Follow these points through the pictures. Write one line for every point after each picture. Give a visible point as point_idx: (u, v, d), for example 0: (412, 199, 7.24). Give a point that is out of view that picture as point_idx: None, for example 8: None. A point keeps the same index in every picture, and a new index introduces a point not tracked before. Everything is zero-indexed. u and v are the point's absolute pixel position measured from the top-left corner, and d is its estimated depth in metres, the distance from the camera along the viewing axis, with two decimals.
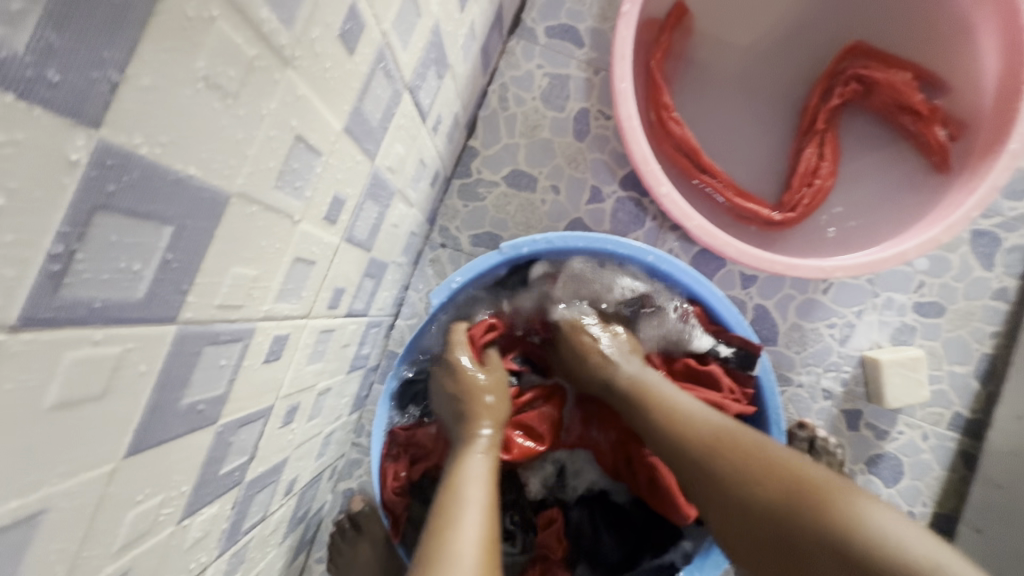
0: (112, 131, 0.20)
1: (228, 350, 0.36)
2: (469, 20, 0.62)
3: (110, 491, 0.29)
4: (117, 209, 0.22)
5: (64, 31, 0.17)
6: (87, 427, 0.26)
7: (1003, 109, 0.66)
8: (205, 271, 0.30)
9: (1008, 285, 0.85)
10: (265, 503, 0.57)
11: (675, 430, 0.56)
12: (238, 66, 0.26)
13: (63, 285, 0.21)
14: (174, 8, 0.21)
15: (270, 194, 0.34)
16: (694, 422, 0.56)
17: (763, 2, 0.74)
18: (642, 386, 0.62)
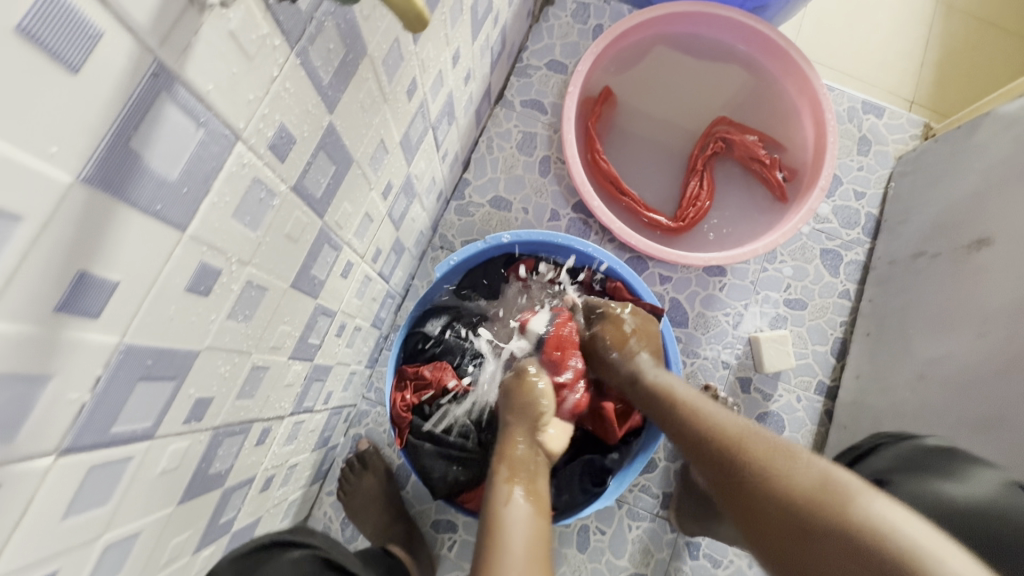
0: (333, 117, 0.51)
1: (331, 252, 0.65)
2: (469, 91, 0.97)
3: (280, 303, 0.56)
4: (325, 151, 0.52)
5: (335, 79, 0.48)
6: (287, 256, 0.54)
7: (816, 160, 1.03)
8: (336, 197, 0.59)
9: (849, 287, 1.18)
10: (315, 396, 0.81)
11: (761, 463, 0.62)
12: (370, 98, 0.57)
13: (305, 177, 0.50)
14: (360, 73, 0.52)
15: (365, 167, 0.64)
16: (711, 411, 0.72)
17: (663, 90, 1.12)
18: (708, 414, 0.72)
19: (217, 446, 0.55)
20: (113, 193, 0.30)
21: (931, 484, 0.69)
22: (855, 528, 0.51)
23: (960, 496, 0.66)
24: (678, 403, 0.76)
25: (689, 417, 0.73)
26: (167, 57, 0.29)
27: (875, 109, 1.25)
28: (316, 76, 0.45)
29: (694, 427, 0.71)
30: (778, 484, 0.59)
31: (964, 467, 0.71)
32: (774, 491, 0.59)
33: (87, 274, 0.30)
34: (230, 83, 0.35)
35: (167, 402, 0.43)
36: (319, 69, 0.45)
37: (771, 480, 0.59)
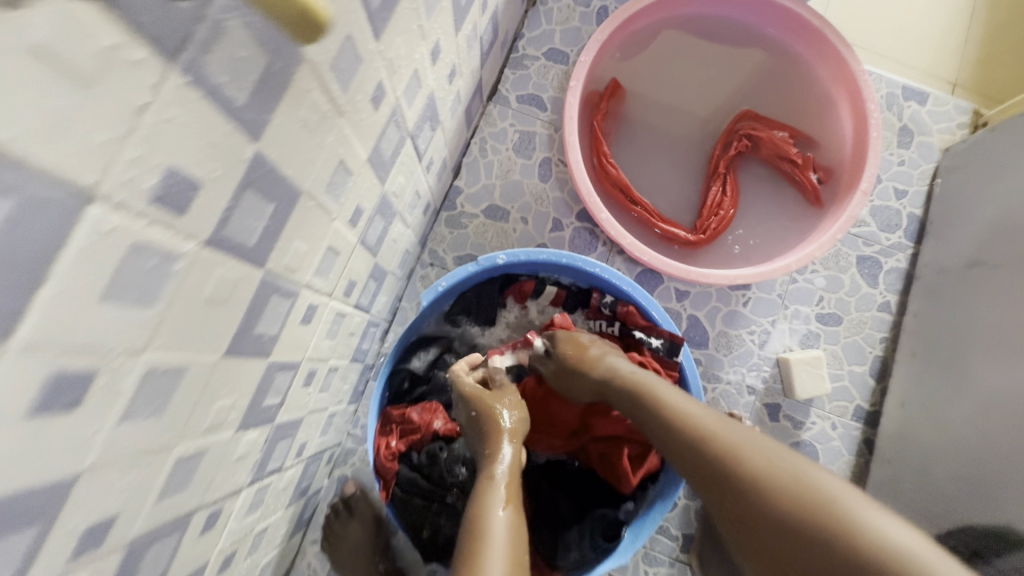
0: (262, 146, 0.39)
1: (283, 302, 0.53)
2: (456, 90, 0.84)
3: (211, 379, 0.45)
4: (255, 189, 0.40)
5: (256, 96, 0.36)
6: (214, 324, 0.42)
7: (856, 158, 0.89)
8: (282, 239, 0.47)
9: (890, 299, 1.05)
10: (283, 454, 0.70)
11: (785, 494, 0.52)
12: (318, 115, 0.45)
13: (226, 226, 0.38)
14: (298, 85, 0.40)
15: (321, 196, 0.52)
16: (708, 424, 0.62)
17: (677, 81, 0.98)
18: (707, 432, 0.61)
19: (139, 557, 0.44)
20: None
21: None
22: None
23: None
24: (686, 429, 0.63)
25: (700, 444, 0.60)
26: None
27: (917, 94, 1.11)
28: (222, 96, 0.33)
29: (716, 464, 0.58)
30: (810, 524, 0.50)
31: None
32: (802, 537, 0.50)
33: None
34: (53, 120, 0.23)
35: (34, 548, 0.32)
36: (227, 86, 0.33)
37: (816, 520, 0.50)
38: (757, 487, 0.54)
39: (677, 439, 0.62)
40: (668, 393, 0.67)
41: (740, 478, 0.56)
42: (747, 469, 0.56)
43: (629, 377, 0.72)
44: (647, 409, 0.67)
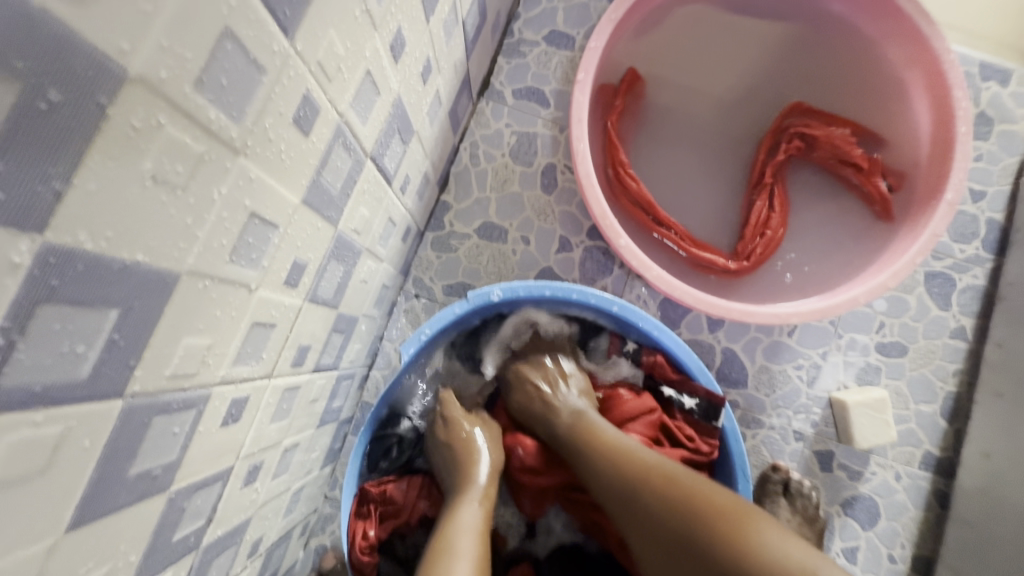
0: (56, 233, 0.23)
1: (181, 418, 0.37)
2: (433, 89, 0.67)
3: (50, 567, 0.30)
4: (62, 299, 0.24)
5: (9, 155, 0.20)
6: (27, 504, 0.27)
7: (937, 160, 0.70)
8: (155, 346, 0.32)
9: (966, 324, 0.87)
10: (227, 566, 0.56)
11: (726, 542, 0.47)
12: (187, 161, 0.28)
13: (4, 373, 0.23)
14: (120, 122, 0.24)
15: (225, 268, 0.36)
16: (652, 462, 0.56)
17: (708, 67, 0.80)
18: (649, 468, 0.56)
19: None
20: None
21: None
22: None
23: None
24: (633, 474, 0.56)
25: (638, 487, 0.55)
26: None
27: (998, 72, 0.91)
28: None
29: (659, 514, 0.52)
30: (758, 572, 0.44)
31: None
32: None
33: None
34: None
35: None
36: None
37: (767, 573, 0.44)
38: (701, 537, 0.48)
39: (617, 483, 0.57)
40: (610, 432, 0.63)
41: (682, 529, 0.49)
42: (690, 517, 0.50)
43: (588, 420, 0.66)
44: (582, 444, 0.63)
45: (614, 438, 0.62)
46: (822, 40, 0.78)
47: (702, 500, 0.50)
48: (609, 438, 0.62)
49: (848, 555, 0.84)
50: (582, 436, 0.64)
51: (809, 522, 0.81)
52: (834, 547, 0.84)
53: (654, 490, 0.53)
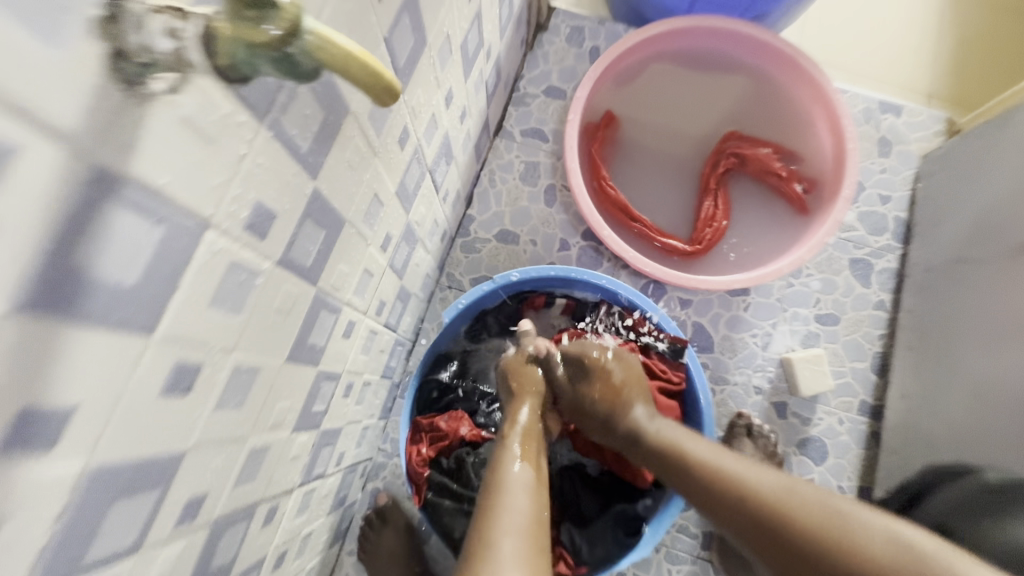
0: (319, 184, 0.48)
1: (330, 317, 0.61)
2: (466, 128, 0.94)
3: (276, 381, 0.53)
4: (313, 219, 0.49)
5: (317, 145, 0.45)
6: (281, 331, 0.50)
7: (836, 168, 0.97)
8: (330, 261, 0.56)
9: (884, 298, 1.10)
10: (326, 461, 0.78)
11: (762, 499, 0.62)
12: (358, 157, 0.54)
13: (293, 249, 0.47)
14: (344, 133, 0.49)
15: (360, 225, 0.61)
16: (697, 454, 0.70)
17: (667, 107, 1.08)
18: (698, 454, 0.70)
19: (217, 539, 0.51)
20: (59, 317, 0.26)
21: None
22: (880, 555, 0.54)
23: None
24: (688, 461, 0.70)
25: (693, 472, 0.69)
26: (107, 158, 0.26)
27: (892, 107, 1.19)
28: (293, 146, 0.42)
29: (756, 520, 0.62)
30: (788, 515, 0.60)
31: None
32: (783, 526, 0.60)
33: (35, 407, 0.27)
34: (193, 172, 0.32)
35: (151, 512, 0.39)
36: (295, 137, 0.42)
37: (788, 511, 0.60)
38: (747, 503, 0.63)
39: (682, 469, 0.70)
40: (681, 439, 0.73)
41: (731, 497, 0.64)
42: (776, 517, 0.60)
43: (669, 435, 0.74)
44: (667, 459, 0.72)
45: (688, 447, 0.72)
46: (750, 86, 1.07)
47: (737, 477, 0.65)
48: (680, 444, 0.72)
49: None
50: (668, 455, 0.72)
51: (769, 456, 1.00)
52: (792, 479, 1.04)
53: (745, 505, 0.63)
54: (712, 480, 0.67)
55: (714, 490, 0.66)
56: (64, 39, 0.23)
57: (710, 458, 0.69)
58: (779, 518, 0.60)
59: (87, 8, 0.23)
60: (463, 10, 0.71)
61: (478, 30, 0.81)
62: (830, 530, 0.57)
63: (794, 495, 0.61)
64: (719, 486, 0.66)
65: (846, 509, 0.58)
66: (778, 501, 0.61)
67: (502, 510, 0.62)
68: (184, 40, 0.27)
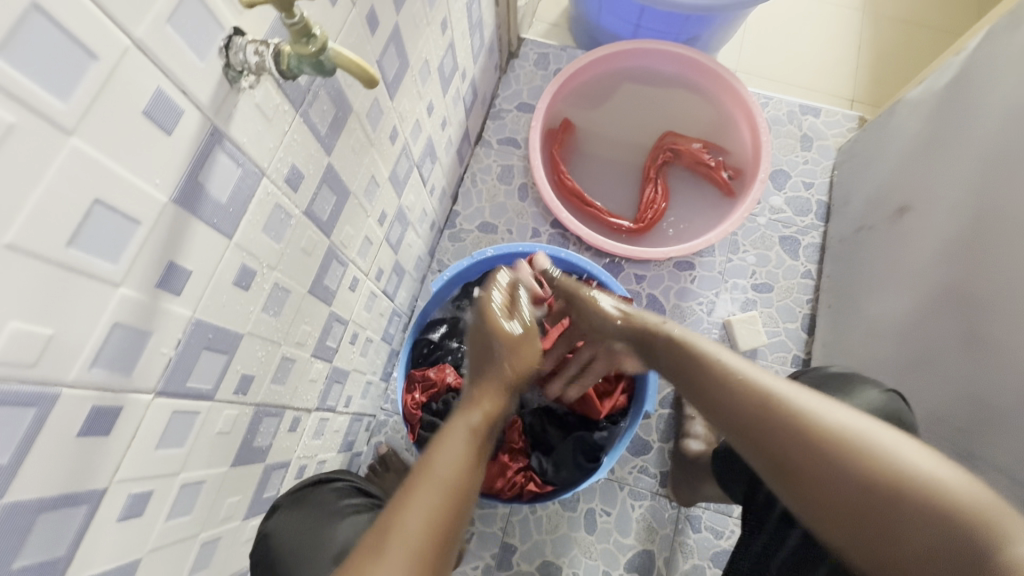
0: (333, 161, 0.69)
1: (340, 268, 0.81)
2: (447, 135, 1.16)
3: (301, 306, 0.72)
4: (328, 186, 0.70)
5: (331, 132, 0.66)
6: (305, 266, 0.70)
7: (756, 157, 1.19)
8: (339, 222, 0.77)
9: (810, 268, 1.29)
10: (336, 397, 0.96)
11: (780, 413, 0.59)
12: (359, 145, 0.75)
13: (314, 205, 0.68)
14: (349, 126, 0.71)
15: (362, 199, 0.82)
16: (738, 369, 0.65)
17: (616, 115, 1.31)
18: (728, 366, 0.66)
19: (258, 421, 0.70)
20: (190, 210, 0.46)
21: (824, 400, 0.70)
22: (893, 476, 0.52)
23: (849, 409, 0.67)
24: (691, 359, 0.71)
25: (712, 375, 0.66)
26: (219, 121, 0.47)
27: (812, 109, 1.40)
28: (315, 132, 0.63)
29: (741, 406, 0.62)
30: (790, 422, 0.58)
31: (853, 383, 0.72)
32: (785, 437, 0.57)
33: (174, 263, 0.46)
34: (257, 137, 0.53)
35: (222, 372, 0.58)
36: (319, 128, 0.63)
37: (839, 436, 0.55)
38: (766, 410, 0.60)
39: (693, 372, 0.69)
40: (703, 343, 0.72)
41: (738, 401, 0.62)
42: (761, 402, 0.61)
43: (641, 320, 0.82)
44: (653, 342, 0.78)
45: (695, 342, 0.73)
46: (685, 95, 1.29)
47: (757, 388, 0.62)
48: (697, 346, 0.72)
49: None
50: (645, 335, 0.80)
51: None
52: None
53: (737, 394, 0.63)
54: (706, 372, 0.67)
55: (704, 373, 0.67)
56: (208, 58, 0.43)
57: (737, 365, 0.65)
58: (761, 404, 0.60)
59: (218, 40, 0.44)
60: (438, 41, 0.93)
61: (453, 56, 1.03)
62: (811, 416, 0.57)
63: (778, 384, 0.61)
64: (728, 388, 0.64)
65: (825, 403, 0.58)
66: (761, 390, 0.61)
67: (416, 488, 0.52)
68: (263, 57, 0.46)
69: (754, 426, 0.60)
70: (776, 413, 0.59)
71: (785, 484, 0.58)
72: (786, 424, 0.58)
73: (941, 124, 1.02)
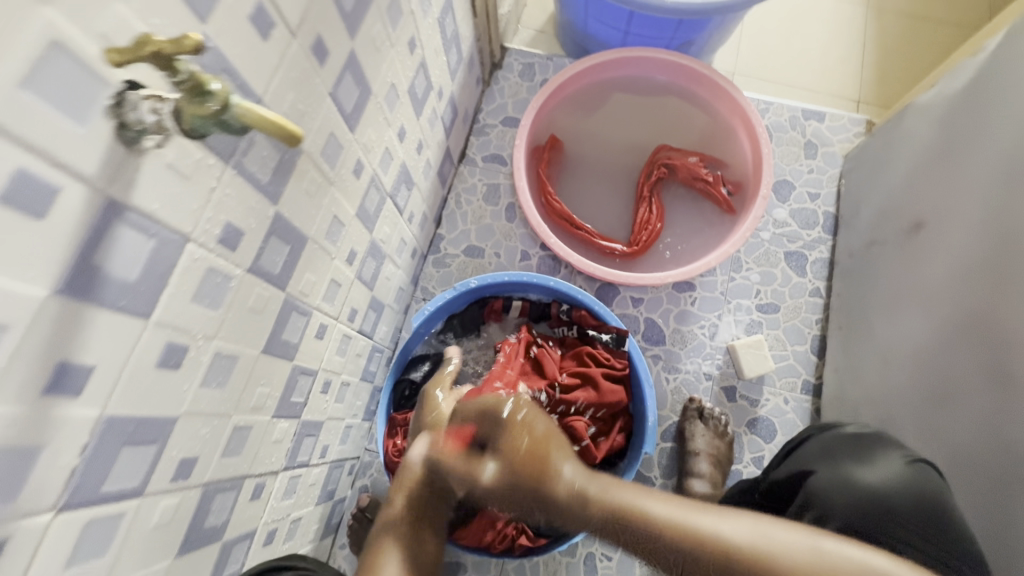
0: (281, 208, 0.61)
1: (302, 319, 0.74)
2: (425, 158, 1.08)
3: (255, 369, 0.65)
4: (277, 236, 0.62)
5: (277, 178, 0.59)
6: (256, 327, 0.63)
7: (756, 172, 1.11)
8: (297, 271, 0.69)
9: (819, 285, 1.21)
10: (309, 451, 0.89)
11: (743, 563, 0.49)
12: (315, 185, 0.68)
13: (261, 259, 0.60)
14: (301, 168, 0.63)
15: (323, 241, 0.74)
16: (660, 515, 0.52)
17: (606, 130, 1.24)
18: (658, 515, 0.52)
19: (209, 501, 0.63)
20: (82, 299, 0.39)
21: (848, 470, 0.67)
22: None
23: (877, 481, 0.65)
24: (615, 511, 0.53)
25: (641, 531, 0.52)
26: (115, 192, 0.39)
27: (816, 114, 1.32)
28: (255, 181, 0.55)
29: (588, 521, 0.54)
30: (756, 565, 0.49)
31: (877, 445, 0.70)
32: None
33: (67, 362, 0.39)
34: (174, 200, 0.45)
35: (151, 463, 0.51)
36: (261, 176, 0.56)
37: (811, 569, 0.48)
38: (722, 563, 0.49)
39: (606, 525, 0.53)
40: (615, 488, 0.55)
41: (690, 558, 0.50)
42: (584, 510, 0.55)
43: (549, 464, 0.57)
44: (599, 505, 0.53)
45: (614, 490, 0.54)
46: (679, 106, 1.22)
47: (702, 537, 0.50)
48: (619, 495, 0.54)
49: (755, 461, 1.12)
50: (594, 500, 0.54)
51: (719, 435, 1.09)
52: (743, 456, 1.12)
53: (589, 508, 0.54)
54: (628, 520, 0.53)
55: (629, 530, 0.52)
56: (89, 120, 0.36)
57: (667, 511, 0.53)
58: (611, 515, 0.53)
59: (102, 98, 0.36)
60: (406, 62, 0.86)
61: (425, 75, 0.95)
62: (682, 529, 0.51)
63: (714, 521, 0.52)
64: (675, 544, 0.51)
65: (771, 531, 0.51)
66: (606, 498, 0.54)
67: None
68: (162, 116, 0.40)
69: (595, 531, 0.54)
70: (738, 565, 0.49)
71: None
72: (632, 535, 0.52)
73: (956, 128, 0.94)
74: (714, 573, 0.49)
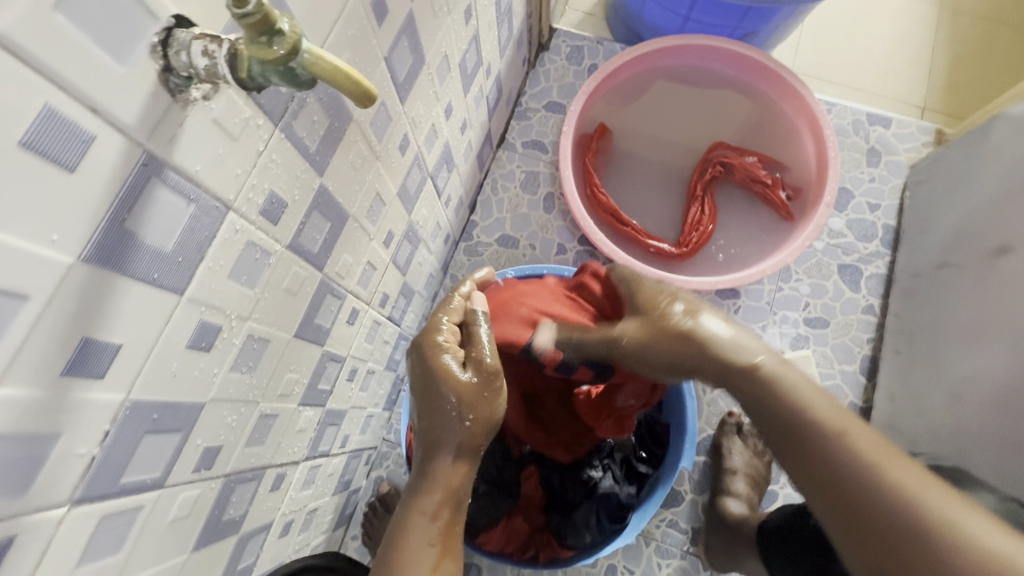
0: (325, 182, 0.56)
1: (335, 302, 0.69)
2: (467, 139, 1.02)
3: (286, 352, 0.60)
4: (318, 212, 0.56)
5: (324, 149, 0.53)
6: (291, 308, 0.58)
7: (820, 177, 1.04)
8: (334, 251, 0.64)
9: (873, 303, 1.14)
10: (330, 440, 0.85)
11: (843, 442, 0.52)
12: (360, 159, 0.62)
13: (301, 234, 0.55)
14: (349, 139, 0.58)
15: (363, 220, 0.69)
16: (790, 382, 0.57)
17: (658, 120, 1.16)
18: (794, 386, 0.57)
19: (229, 493, 0.58)
20: (110, 268, 0.34)
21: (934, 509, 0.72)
22: None
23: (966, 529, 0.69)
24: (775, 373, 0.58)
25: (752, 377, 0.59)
26: (155, 147, 0.34)
27: (882, 119, 1.23)
28: (304, 152, 0.50)
29: (774, 407, 0.57)
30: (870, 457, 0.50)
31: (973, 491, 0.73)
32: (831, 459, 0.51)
33: (89, 339, 0.34)
34: (218, 163, 0.40)
35: (174, 453, 0.46)
36: (310, 145, 0.50)
37: (918, 506, 0.47)
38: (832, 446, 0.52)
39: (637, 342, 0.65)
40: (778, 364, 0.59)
41: (818, 431, 0.53)
42: (777, 399, 0.57)
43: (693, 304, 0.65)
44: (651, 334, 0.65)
45: (768, 366, 0.59)
46: (738, 100, 1.14)
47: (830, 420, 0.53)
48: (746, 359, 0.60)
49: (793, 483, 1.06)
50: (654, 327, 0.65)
51: (758, 455, 1.03)
52: (780, 478, 1.07)
53: (780, 399, 0.57)
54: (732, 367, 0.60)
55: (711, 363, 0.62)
56: (133, 61, 0.31)
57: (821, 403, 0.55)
58: (817, 422, 0.54)
59: (150, 35, 0.31)
60: (461, 33, 0.79)
61: (477, 49, 0.89)
62: (798, 404, 0.56)
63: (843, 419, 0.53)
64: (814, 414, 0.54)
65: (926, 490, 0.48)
66: (821, 411, 0.54)
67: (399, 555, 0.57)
68: (215, 59, 0.32)
69: (803, 437, 0.54)
70: (848, 464, 0.51)
71: (844, 532, 0.50)
72: (789, 412, 0.55)
73: None
74: (816, 445, 0.53)
